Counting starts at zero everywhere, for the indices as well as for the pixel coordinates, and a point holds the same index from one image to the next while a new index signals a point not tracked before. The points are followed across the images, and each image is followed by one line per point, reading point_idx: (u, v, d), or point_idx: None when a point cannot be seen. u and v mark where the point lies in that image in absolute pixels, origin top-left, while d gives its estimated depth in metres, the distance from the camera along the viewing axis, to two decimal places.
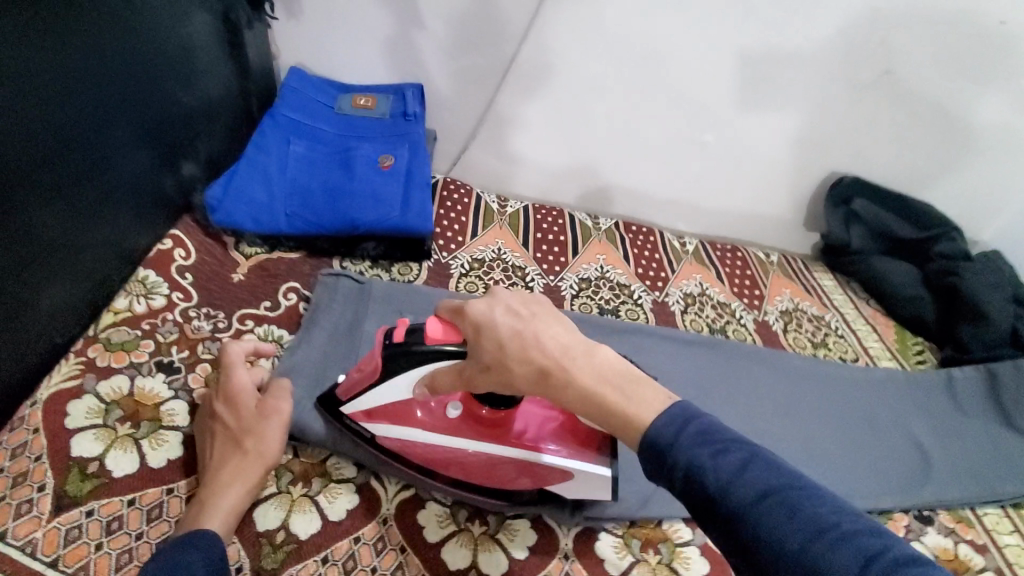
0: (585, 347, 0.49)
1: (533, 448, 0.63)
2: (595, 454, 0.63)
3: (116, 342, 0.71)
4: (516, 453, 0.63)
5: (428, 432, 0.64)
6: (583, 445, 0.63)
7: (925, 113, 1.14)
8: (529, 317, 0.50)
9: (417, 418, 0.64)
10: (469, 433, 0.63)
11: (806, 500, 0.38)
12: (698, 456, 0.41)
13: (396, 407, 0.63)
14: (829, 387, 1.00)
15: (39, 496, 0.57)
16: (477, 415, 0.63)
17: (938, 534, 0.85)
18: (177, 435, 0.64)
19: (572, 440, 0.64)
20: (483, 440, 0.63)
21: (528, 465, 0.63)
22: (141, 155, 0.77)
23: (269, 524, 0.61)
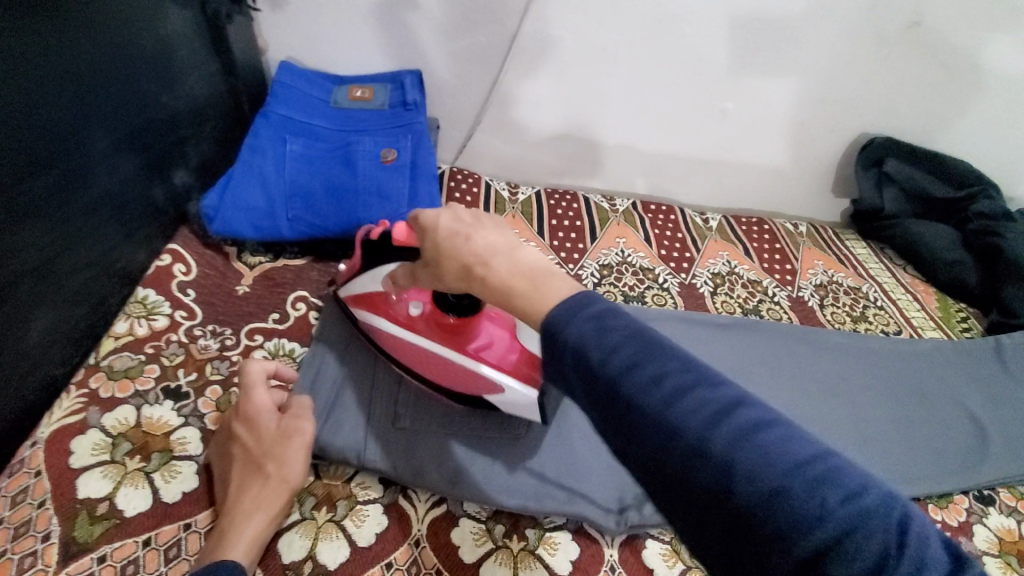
0: (510, 246, 0.44)
1: (477, 359, 0.63)
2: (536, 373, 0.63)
3: (119, 369, 0.67)
4: (457, 360, 0.64)
5: (394, 323, 0.67)
6: (526, 364, 0.64)
7: (963, 62, 1.05)
8: (472, 222, 0.46)
9: (388, 309, 0.68)
10: (428, 329, 0.66)
11: (705, 385, 0.34)
12: (593, 344, 0.36)
13: (373, 295, 0.68)
14: (877, 362, 0.94)
15: (42, 546, 0.53)
16: (440, 319, 0.66)
17: (1000, 515, 0.80)
18: (190, 465, 0.61)
19: (518, 358, 0.63)
20: (436, 339, 0.65)
21: (463, 373, 0.64)
22: (125, 168, 0.72)
23: (294, 555, 0.57)
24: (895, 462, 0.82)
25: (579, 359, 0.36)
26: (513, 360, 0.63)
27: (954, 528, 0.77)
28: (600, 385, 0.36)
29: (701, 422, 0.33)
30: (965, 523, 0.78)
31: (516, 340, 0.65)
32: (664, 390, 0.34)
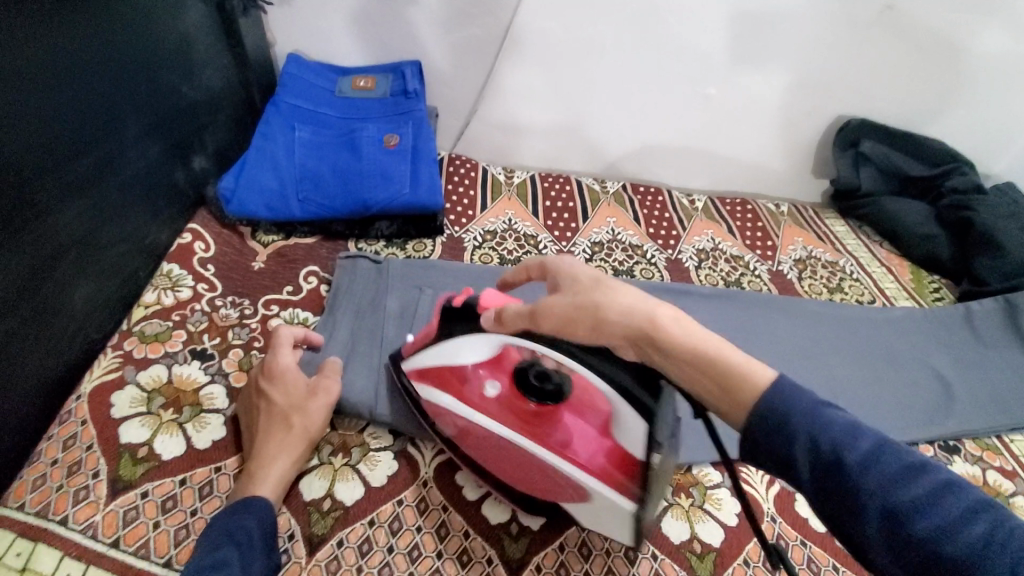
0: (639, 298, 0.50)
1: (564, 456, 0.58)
2: (631, 481, 0.56)
3: (150, 334, 0.74)
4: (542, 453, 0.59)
5: (467, 405, 0.63)
6: (617, 468, 0.57)
7: (932, 46, 1.11)
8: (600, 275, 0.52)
9: (461, 390, 0.64)
10: (509, 417, 0.62)
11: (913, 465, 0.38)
12: (836, 435, 0.39)
13: (447, 372, 0.64)
14: (851, 328, 1.00)
15: (94, 483, 0.59)
16: (520, 407, 0.62)
17: (965, 463, 0.84)
18: (218, 417, 0.67)
19: (607, 461, 0.57)
20: (518, 429, 0.61)
21: (550, 472, 0.59)
22: (149, 152, 0.78)
23: (315, 494, 0.63)
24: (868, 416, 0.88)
25: (816, 449, 0.40)
26: (601, 462, 0.57)
27: None
28: (841, 481, 0.38)
29: (974, 529, 0.34)
30: None
31: (605, 438, 0.58)
32: (924, 491, 0.36)
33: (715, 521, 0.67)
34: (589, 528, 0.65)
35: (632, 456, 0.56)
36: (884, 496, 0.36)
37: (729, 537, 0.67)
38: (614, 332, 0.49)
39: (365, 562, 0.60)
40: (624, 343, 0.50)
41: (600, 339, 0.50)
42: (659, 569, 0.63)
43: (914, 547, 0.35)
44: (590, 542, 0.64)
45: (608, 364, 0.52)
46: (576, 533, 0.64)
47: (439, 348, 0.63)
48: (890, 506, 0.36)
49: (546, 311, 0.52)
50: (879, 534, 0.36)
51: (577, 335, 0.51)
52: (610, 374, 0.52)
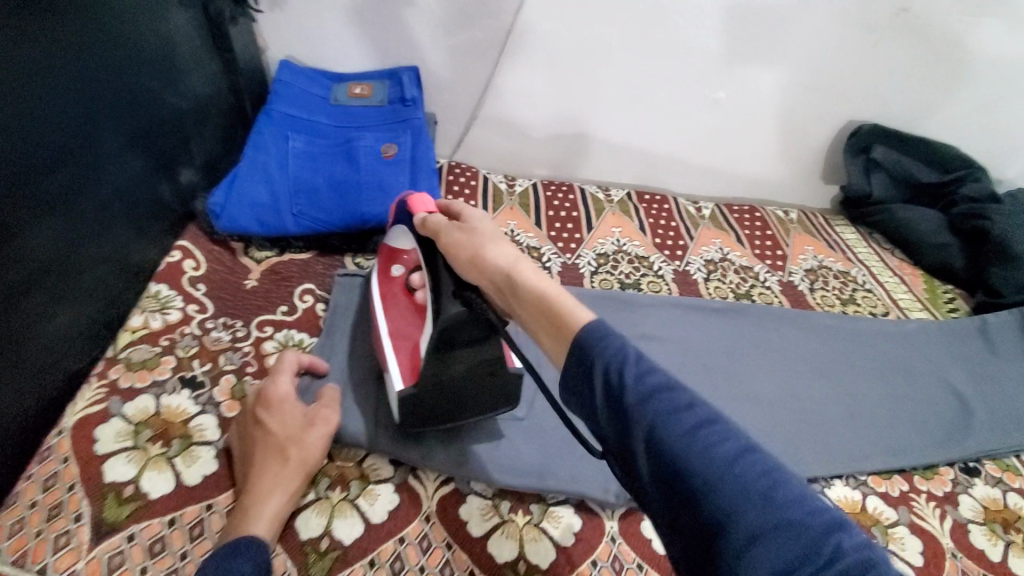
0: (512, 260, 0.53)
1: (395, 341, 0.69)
2: (410, 380, 0.64)
3: (137, 361, 0.70)
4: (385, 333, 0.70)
5: (381, 284, 0.75)
6: (410, 367, 0.65)
7: (946, 49, 1.08)
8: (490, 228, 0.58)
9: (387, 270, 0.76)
10: (397, 296, 0.73)
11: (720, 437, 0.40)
12: (627, 363, 0.43)
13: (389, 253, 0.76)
14: (866, 343, 0.97)
15: (75, 526, 0.56)
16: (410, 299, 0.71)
17: (986, 485, 0.81)
18: (209, 450, 0.64)
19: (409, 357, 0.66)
20: (393, 306, 0.73)
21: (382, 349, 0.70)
22: (131, 165, 0.74)
23: (311, 532, 0.60)
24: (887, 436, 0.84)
25: (612, 377, 0.43)
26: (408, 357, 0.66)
27: (939, 498, 0.78)
28: (625, 408, 0.42)
29: (714, 454, 0.39)
30: (950, 494, 0.79)
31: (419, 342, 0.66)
32: (686, 419, 0.40)
33: None
34: (601, 565, 0.62)
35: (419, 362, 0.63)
36: (656, 424, 0.40)
37: None
38: (486, 270, 0.54)
39: None
40: (488, 284, 0.54)
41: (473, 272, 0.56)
42: None
43: (665, 469, 0.39)
44: None
45: (449, 289, 0.58)
46: (587, 572, 0.61)
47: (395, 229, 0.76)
48: (658, 434, 0.40)
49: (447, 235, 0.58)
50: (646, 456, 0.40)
51: (457, 257, 0.57)
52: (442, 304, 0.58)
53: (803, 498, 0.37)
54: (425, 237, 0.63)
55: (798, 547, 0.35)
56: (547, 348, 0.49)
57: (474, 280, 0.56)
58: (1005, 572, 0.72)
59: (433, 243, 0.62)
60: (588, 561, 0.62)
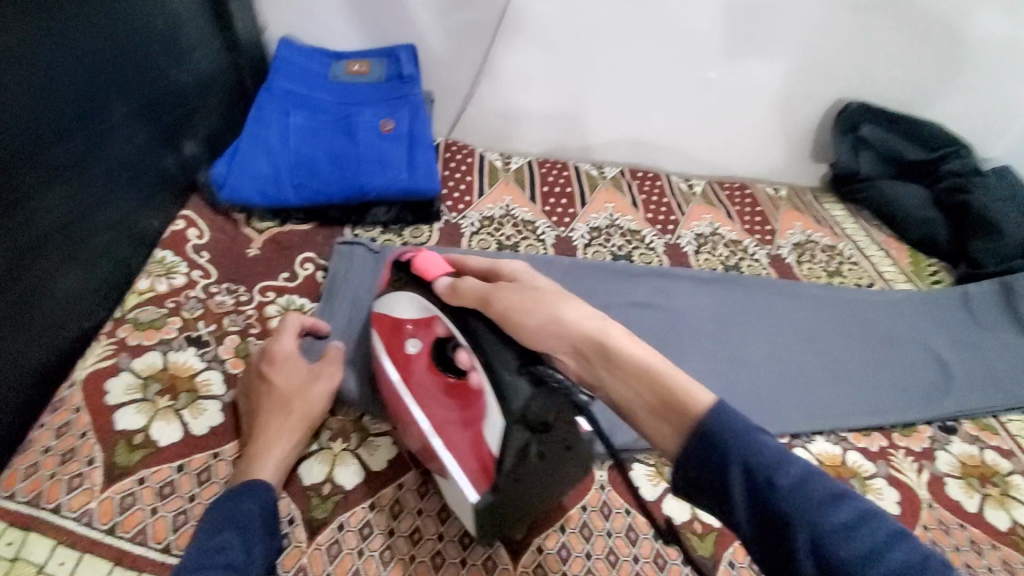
0: (598, 328, 0.54)
1: (442, 434, 0.60)
2: (484, 484, 0.56)
3: (144, 321, 0.73)
4: (424, 423, 0.61)
5: (393, 363, 0.65)
6: (479, 466, 0.56)
7: (932, 29, 1.11)
8: (550, 292, 0.57)
9: (394, 347, 0.66)
10: (421, 377, 0.64)
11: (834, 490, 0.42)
12: (772, 465, 0.43)
13: (393, 326, 0.66)
14: (851, 312, 0.99)
15: (88, 470, 0.59)
16: (439, 380, 0.62)
17: (964, 442, 0.84)
18: (215, 403, 0.66)
19: (472, 452, 0.57)
20: (422, 394, 0.63)
21: (429, 446, 0.61)
22: (138, 135, 0.77)
23: (314, 478, 0.63)
24: (871, 397, 0.87)
25: (755, 476, 0.43)
26: (469, 452, 0.57)
27: (917, 453, 0.81)
28: (778, 511, 0.42)
29: (886, 562, 0.39)
30: (928, 450, 0.82)
31: (476, 432, 0.57)
32: (849, 524, 0.41)
33: None
34: (590, 509, 0.64)
35: (488, 455, 0.55)
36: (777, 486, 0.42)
37: None
38: (567, 333, 0.55)
39: (366, 544, 0.59)
40: (568, 349, 0.55)
41: (549, 339, 0.55)
42: (660, 549, 0.63)
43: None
44: (591, 524, 0.64)
45: (510, 368, 0.55)
46: (578, 515, 0.64)
47: (388, 296, 0.67)
48: (821, 541, 0.40)
49: (503, 300, 0.57)
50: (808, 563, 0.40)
51: (522, 326, 0.56)
52: (507, 389, 0.54)
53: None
54: (454, 307, 0.60)
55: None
56: (648, 423, 0.51)
57: (549, 348, 0.56)
58: (979, 520, 0.75)
59: (469, 311, 0.59)
60: (578, 506, 0.65)
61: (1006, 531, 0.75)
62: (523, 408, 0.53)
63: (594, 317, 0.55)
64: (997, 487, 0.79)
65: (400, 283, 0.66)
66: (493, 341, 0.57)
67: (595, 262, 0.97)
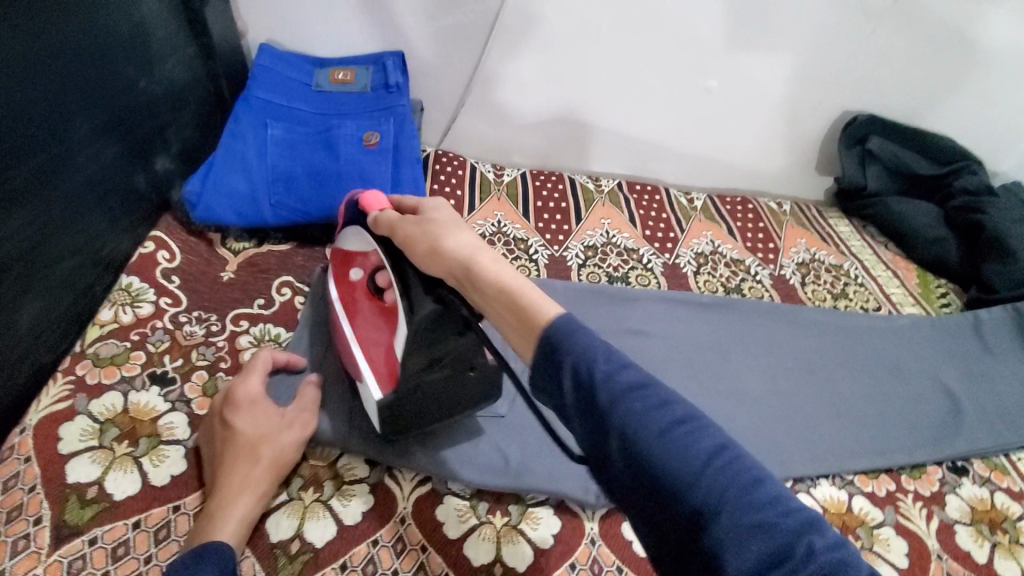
0: (470, 252, 0.52)
1: (363, 346, 0.64)
2: (389, 388, 0.61)
3: (105, 356, 0.68)
4: (351, 335, 0.66)
5: (336, 285, 0.70)
6: (386, 371, 0.61)
7: (947, 38, 1.06)
8: (442, 222, 0.56)
9: (339, 271, 0.71)
10: (357, 301, 0.68)
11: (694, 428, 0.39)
12: (599, 361, 0.41)
13: (340, 253, 0.71)
14: (857, 339, 0.95)
15: (35, 530, 0.54)
16: (370, 301, 0.66)
17: (973, 484, 0.80)
18: (178, 449, 0.62)
19: (383, 361, 0.62)
20: (355, 312, 0.67)
21: (350, 356, 0.65)
22: (105, 153, 0.72)
23: (282, 534, 0.58)
24: (877, 434, 0.83)
25: (582, 374, 0.41)
26: (381, 361, 0.62)
27: (926, 498, 0.77)
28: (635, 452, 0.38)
29: (689, 452, 0.37)
30: (936, 493, 0.78)
31: (389, 345, 0.62)
32: (658, 415, 0.39)
33: None
34: (579, 568, 0.61)
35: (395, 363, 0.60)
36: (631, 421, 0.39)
37: None
38: (444, 261, 0.53)
39: None
40: (446, 276, 0.54)
41: (431, 265, 0.54)
42: None
43: (639, 468, 0.38)
44: None
45: (418, 285, 0.57)
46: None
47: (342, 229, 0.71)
48: (632, 435, 0.38)
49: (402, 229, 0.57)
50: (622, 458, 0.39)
51: (414, 253, 0.56)
52: (413, 303, 0.56)
53: (779, 498, 0.36)
54: (379, 237, 0.61)
55: (769, 546, 0.34)
56: (510, 338, 0.48)
57: (438, 276, 0.55)
58: (989, 573, 0.71)
59: (388, 241, 0.61)
60: (566, 563, 0.61)
61: None
62: (419, 322, 0.56)
63: (472, 244, 0.53)
64: (1008, 534, 0.75)
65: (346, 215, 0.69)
66: (410, 271, 0.58)
67: (590, 286, 0.92)
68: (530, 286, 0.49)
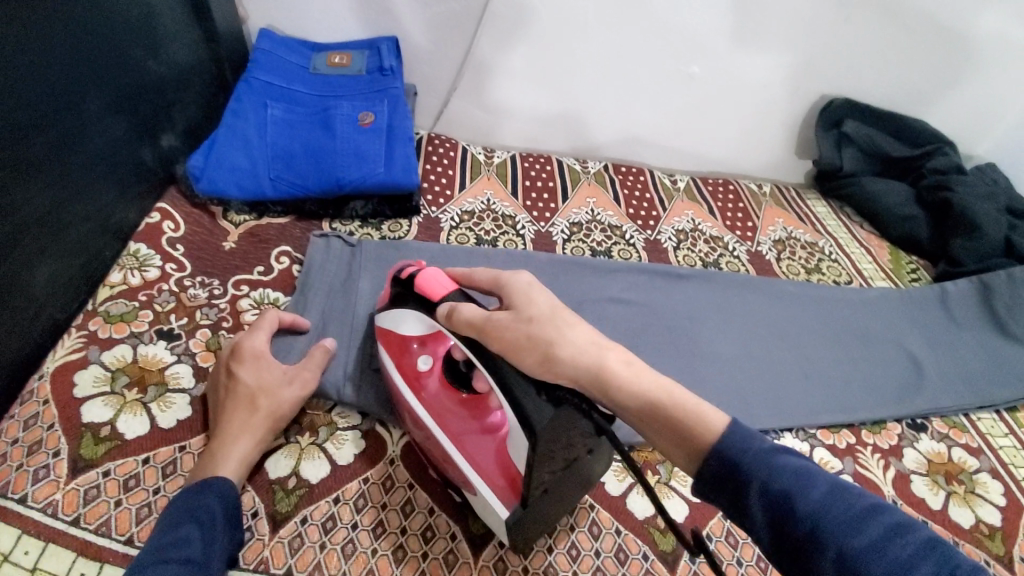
0: (597, 360, 0.56)
1: (461, 448, 0.59)
2: (512, 498, 0.56)
3: (115, 313, 0.73)
4: (443, 439, 0.61)
5: (405, 380, 0.65)
6: (505, 480, 0.57)
7: (919, 27, 1.11)
8: (545, 325, 0.57)
9: (403, 363, 0.66)
10: (435, 395, 0.63)
11: (894, 531, 0.42)
12: (781, 482, 0.46)
13: (400, 343, 0.66)
14: (827, 310, 1.00)
15: (53, 462, 0.59)
16: (456, 396, 0.62)
17: (932, 439, 0.85)
18: (184, 397, 0.67)
19: (497, 467, 0.57)
20: (439, 411, 0.62)
21: (450, 461, 0.61)
22: (114, 127, 0.76)
23: (280, 472, 0.63)
24: (843, 395, 0.88)
25: (767, 493, 0.46)
26: (493, 466, 0.57)
27: (884, 450, 0.82)
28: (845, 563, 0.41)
29: (895, 555, 0.40)
30: (896, 447, 0.83)
31: (499, 447, 0.58)
32: (858, 524, 0.42)
33: (679, 497, 0.69)
34: None
35: (516, 470, 0.56)
36: (833, 535, 0.42)
37: (693, 512, 0.68)
38: (568, 369, 0.55)
39: (328, 538, 0.60)
40: (575, 383, 0.56)
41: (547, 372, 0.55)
42: (621, 544, 0.64)
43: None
44: (555, 519, 0.64)
45: (525, 387, 0.53)
46: None
47: (394, 317, 0.66)
48: (831, 533, 0.42)
49: (501, 330, 0.56)
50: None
51: (520, 360, 0.55)
52: (529, 412, 0.52)
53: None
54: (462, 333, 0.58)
55: None
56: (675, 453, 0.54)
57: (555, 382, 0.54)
58: (943, 518, 0.76)
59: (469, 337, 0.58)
60: None
61: (970, 528, 0.75)
62: (543, 432, 0.51)
63: (597, 350, 0.56)
64: (963, 484, 0.80)
65: (399, 301, 0.65)
66: (513, 373, 0.54)
67: (575, 257, 0.97)
68: (683, 395, 0.55)
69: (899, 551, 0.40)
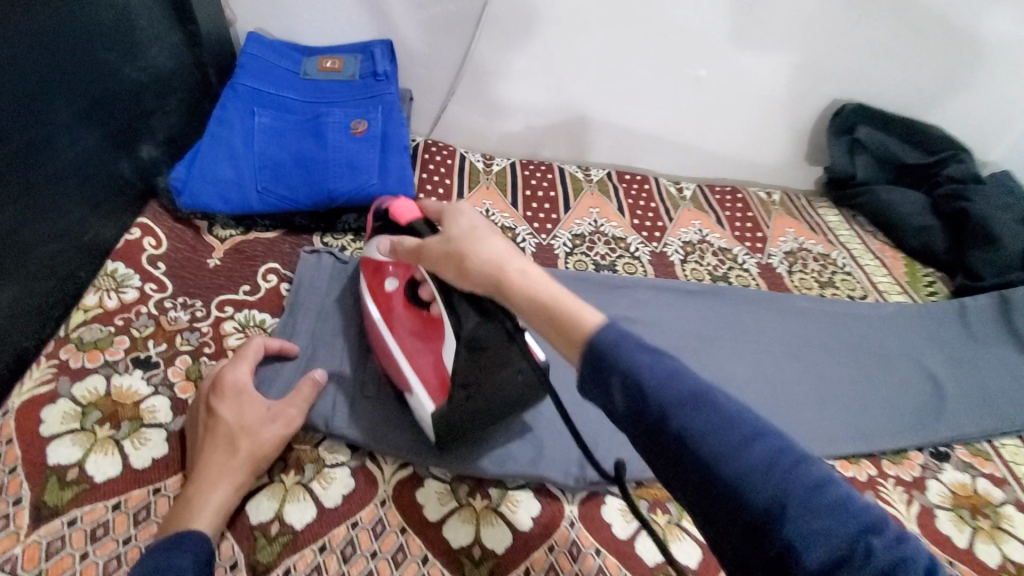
0: (495, 263, 0.51)
1: (407, 355, 0.64)
2: (440, 398, 0.60)
3: (89, 340, 0.69)
4: (393, 347, 0.65)
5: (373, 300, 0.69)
6: (438, 384, 0.61)
7: (935, 27, 1.06)
8: (460, 237, 0.54)
9: (375, 283, 0.70)
10: (395, 312, 0.67)
11: (755, 435, 0.38)
12: (646, 370, 0.41)
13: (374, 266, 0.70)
14: (843, 327, 0.95)
15: (15, 510, 0.55)
16: (414, 313, 0.66)
17: (955, 470, 0.81)
18: (160, 432, 0.62)
19: (434, 371, 0.61)
20: (395, 325, 0.67)
21: (396, 367, 0.65)
22: (86, 140, 0.72)
23: (262, 516, 0.59)
24: (860, 421, 0.83)
25: (631, 382, 0.41)
26: (431, 370, 0.62)
27: (906, 482, 0.78)
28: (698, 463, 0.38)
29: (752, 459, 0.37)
30: (918, 478, 0.78)
31: (439, 355, 0.62)
32: (720, 426, 0.38)
33: (691, 541, 0.64)
34: (558, 550, 0.61)
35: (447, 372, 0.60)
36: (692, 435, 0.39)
37: (706, 558, 0.63)
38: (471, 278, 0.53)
39: None
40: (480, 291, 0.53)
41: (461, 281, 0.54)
42: None
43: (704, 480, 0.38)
44: (558, 566, 0.60)
45: (458, 298, 0.58)
46: (543, 557, 0.60)
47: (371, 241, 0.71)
48: (690, 434, 0.39)
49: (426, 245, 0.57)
50: (692, 485, 0.38)
51: (444, 273, 0.56)
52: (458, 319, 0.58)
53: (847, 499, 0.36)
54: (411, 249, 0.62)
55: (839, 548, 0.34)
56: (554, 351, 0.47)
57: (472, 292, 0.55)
58: (968, 557, 0.71)
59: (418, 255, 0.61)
60: (544, 546, 0.61)
61: (998, 568, 0.71)
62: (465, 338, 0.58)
63: (501, 255, 0.51)
64: (990, 519, 0.76)
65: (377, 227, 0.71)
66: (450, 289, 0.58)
67: (581, 274, 0.93)
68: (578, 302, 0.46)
69: (757, 455, 0.37)
